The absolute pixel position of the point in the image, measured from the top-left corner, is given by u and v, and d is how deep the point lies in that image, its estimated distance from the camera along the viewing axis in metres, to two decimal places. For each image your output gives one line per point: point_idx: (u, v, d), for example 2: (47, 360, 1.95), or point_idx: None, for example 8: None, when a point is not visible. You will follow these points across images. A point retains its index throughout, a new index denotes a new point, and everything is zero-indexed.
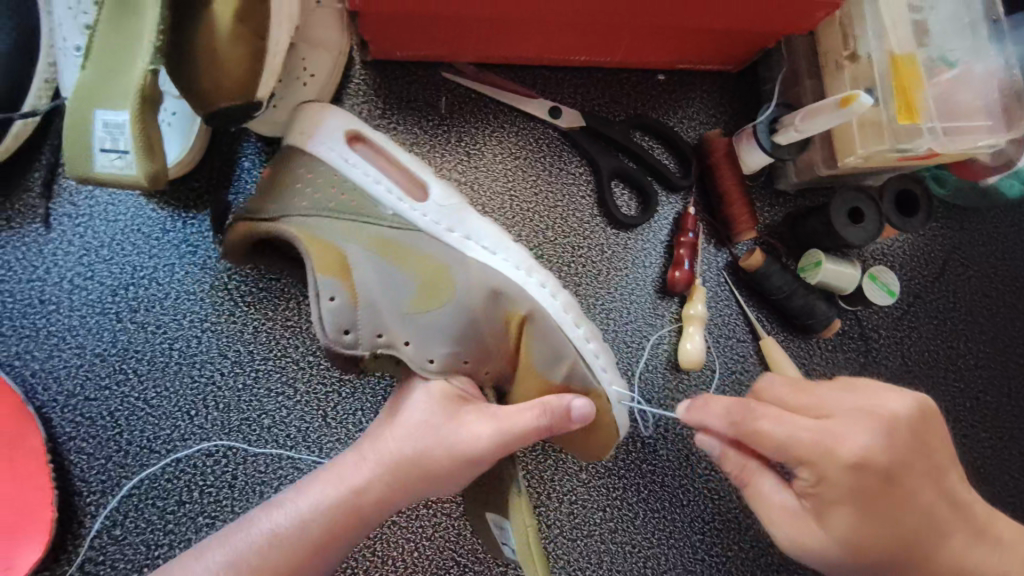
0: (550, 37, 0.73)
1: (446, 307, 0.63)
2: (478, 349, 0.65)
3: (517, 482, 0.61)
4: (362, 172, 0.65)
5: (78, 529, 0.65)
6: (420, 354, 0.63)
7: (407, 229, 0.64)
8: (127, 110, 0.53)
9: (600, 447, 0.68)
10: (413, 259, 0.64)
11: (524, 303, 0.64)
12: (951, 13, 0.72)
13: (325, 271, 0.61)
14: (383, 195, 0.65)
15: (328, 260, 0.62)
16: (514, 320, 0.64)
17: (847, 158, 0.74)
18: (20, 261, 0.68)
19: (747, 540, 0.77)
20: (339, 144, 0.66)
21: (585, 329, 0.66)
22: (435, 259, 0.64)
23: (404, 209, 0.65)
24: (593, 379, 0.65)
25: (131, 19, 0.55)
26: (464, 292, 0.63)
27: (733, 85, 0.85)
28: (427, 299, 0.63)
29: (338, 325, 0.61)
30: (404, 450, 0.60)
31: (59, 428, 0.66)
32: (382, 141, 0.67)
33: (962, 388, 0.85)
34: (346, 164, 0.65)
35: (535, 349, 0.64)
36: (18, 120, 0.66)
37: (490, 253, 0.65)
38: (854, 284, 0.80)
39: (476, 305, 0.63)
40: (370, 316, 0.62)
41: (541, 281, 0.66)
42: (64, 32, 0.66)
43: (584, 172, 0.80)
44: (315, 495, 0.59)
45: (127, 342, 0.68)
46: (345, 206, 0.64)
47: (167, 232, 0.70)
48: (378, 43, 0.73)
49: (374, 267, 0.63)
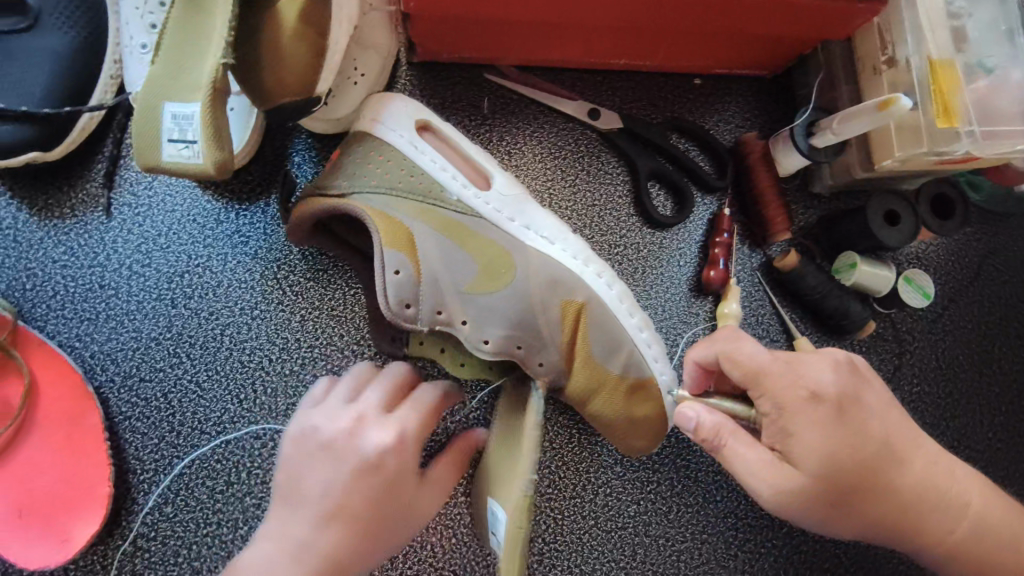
0: (592, 42, 0.76)
1: (509, 290, 0.65)
2: (533, 336, 0.66)
3: (526, 484, 0.54)
4: (430, 159, 0.68)
5: (131, 505, 0.67)
6: (476, 334, 0.66)
7: (470, 215, 0.66)
8: (197, 102, 0.56)
9: (646, 441, 0.70)
10: (476, 243, 0.66)
11: (582, 293, 0.66)
12: (988, 19, 0.73)
13: (391, 245, 0.63)
14: (450, 180, 0.67)
15: (396, 233, 0.63)
16: (572, 310, 0.66)
17: (885, 161, 0.75)
18: (82, 247, 0.71)
19: (780, 536, 0.78)
20: (409, 130, 0.68)
21: (639, 318, 0.68)
22: (498, 244, 0.66)
23: (468, 196, 0.67)
24: (646, 369, 0.68)
25: (201, 20, 0.58)
26: (524, 279, 0.65)
27: (768, 89, 0.86)
28: (487, 282, 0.65)
29: (402, 297, 0.63)
30: (307, 542, 0.54)
31: (116, 408, 0.69)
32: (449, 131, 0.70)
33: (998, 393, 0.85)
34: (415, 150, 0.68)
35: (593, 339, 0.67)
36: (86, 113, 0.69)
37: (548, 241, 0.67)
38: (889, 286, 0.80)
39: (535, 291, 0.66)
40: (432, 292, 0.65)
41: (598, 271, 0.68)
42: (131, 32, 0.69)
43: (621, 172, 0.82)
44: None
45: (181, 328, 0.71)
46: (413, 186, 0.66)
47: (221, 223, 0.73)
48: (425, 45, 0.75)
49: (439, 247, 0.65)
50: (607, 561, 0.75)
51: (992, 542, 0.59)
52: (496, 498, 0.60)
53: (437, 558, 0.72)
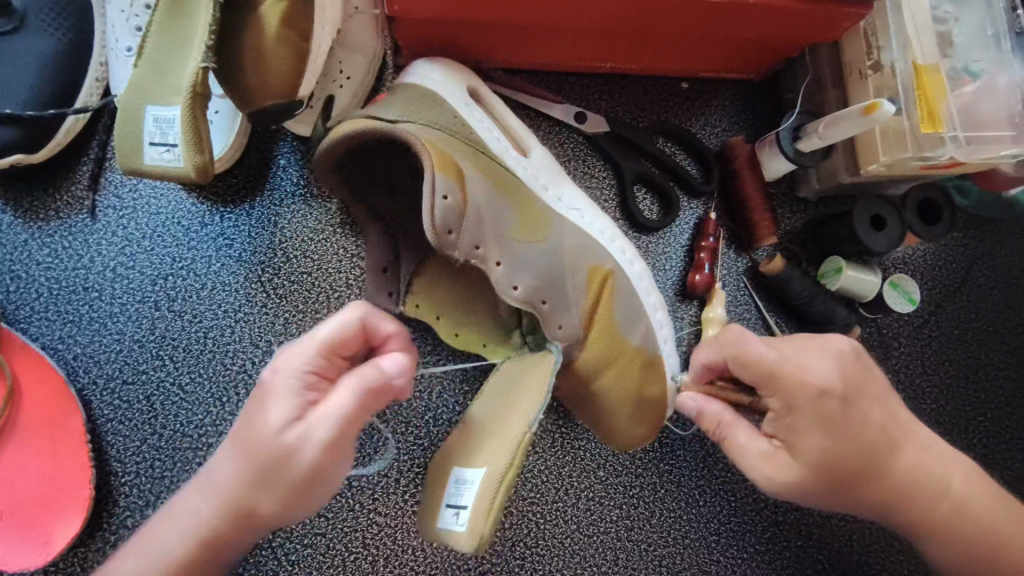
0: (578, 45, 0.76)
1: (548, 244, 0.67)
2: (558, 293, 0.66)
3: (533, 415, 0.58)
4: (479, 122, 0.69)
5: (112, 508, 0.67)
6: (507, 280, 0.64)
7: (513, 172, 0.68)
8: (176, 106, 0.56)
9: (646, 428, 0.70)
10: (521, 198, 0.67)
11: (608, 262, 0.69)
12: (975, 24, 0.73)
13: (445, 171, 0.59)
14: (495, 141, 0.69)
15: (447, 162, 0.60)
16: (597, 276, 0.69)
17: (869, 166, 0.75)
18: (66, 249, 0.71)
19: (763, 541, 0.78)
20: (463, 93, 0.70)
21: (654, 297, 0.72)
22: (540, 205, 0.69)
23: (511, 159, 0.69)
24: (657, 348, 0.70)
25: (183, 23, 0.59)
26: (561, 238, 0.68)
27: (755, 93, 0.86)
28: (526, 233, 0.66)
29: (445, 226, 0.59)
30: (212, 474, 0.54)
31: (98, 411, 0.69)
32: (497, 106, 0.73)
33: (983, 398, 0.84)
34: (466, 109, 0.69)
35: (616, 308, 0.69)
36: (71, 116, 0.69)
37: (581, 210, 0.71)
38: (876, 290, 0.80)
39: (567, 255, 0.68)
40: (473, 229, 0.61)
41: (622, 247, 0.72)
42: (117, 34, 0.71)
43: (607, 176, 0.82)
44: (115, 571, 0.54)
45: (164, 330, 0.71)
46: (464, 137, 0.67)
47: (205, 225, 0.73)
48: (410, 47, 0.75)
49: (485, 191, 0.64)
50: (589, 565, 0.75)
51: (976, 552, 0.59)
52: (465, 464, 0.58)
53: (418, 560, 0.72)
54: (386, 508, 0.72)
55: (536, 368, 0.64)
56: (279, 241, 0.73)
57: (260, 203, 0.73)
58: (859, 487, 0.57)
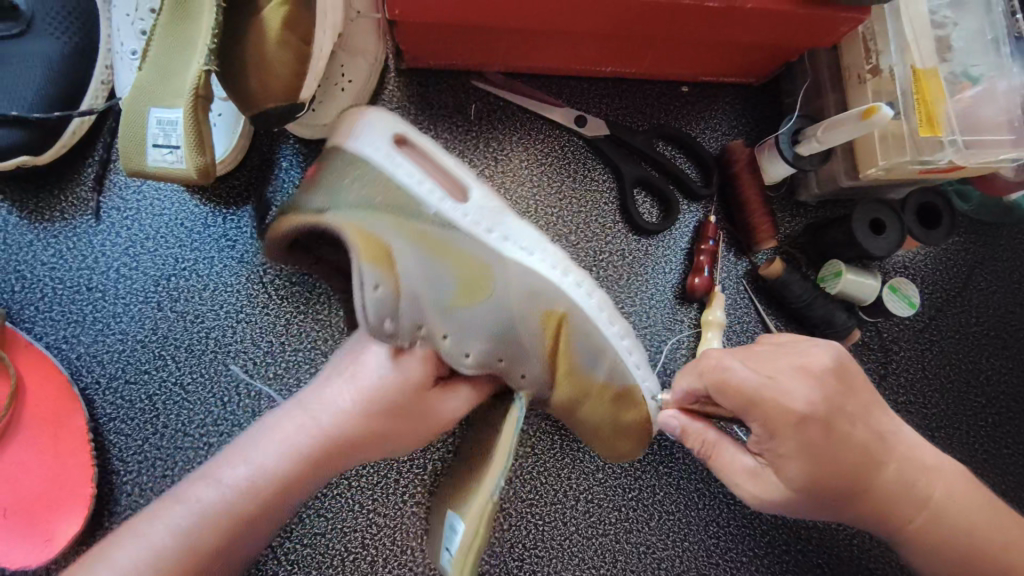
0: (578, 49, 0.76)
1: (494, 304, 0.62)
2: (515, 349, 0.62)
3: (494, 488, 0.56)
4: (406, 172, 0.63)
5: (114, 506, 0.68)
6: (457, 349, 0.61)
7: (448, 227, 0.62)
8: (179, 108, 0.57)
9: (631, 441, 0.70)
10: (458, 258, 0.62)
11: (563, 302, 0.64)
12: (974, 28, 0.73)
13: (371, 261, 0.57)
14: (427, 194, 0.62)
15: (374, 249, 0.57)
16: (553, 320, 0.64)
17: (869, 170, 0.75)
18: (71, 250, 0.72)
19: (762, 545, 0.78)
20: (387, 143, 0.63)
21: (619, 326, 0.68)
22: (479, 257, 0.63)
23: (445, 209, 0.63)
24: (629, 377, 0.67)
25: (186, 28, 0.59)
26: (506, 290, 0.62)
27: (755, 97, 0.87)
28: (469, 297, 0.61)
29: (382, 315, 0.58)
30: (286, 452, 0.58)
31: (101, 409, 0.70)
32: (427, 144, 0.64)
33: (984, 403, 0.84)
34: (391, 166, 0.62)
35: (577, 352, 0.65)
36: (76, 118, 0.70)
37: (527, 252, 0.65)
38: (874, 295, 0.80)
39: (518, 308, 0.62)
40: (413, 309, 0.59)
41: (577, 280, 0.67)
42: (122, 37, 0.72)
43: (607, 179, 0.82)
44: (168, 520, 0.54)
45: (167, 330, 0.71)
46: (391, 201, 0.61)
47: (208, 227, 0.73)
48: (411, 51, 0.75)
49: (419, 262, 0.60)
50: (587, 568, 0.75)
51: (976, 559, 0.58)
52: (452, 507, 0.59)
53: (417, 561, 0.72)
54: (385, 509, 0.73)
55: (503, 417, 0.62)
56: None
57: (262, 205, 0.74)
58: (854, 500, 0.57)
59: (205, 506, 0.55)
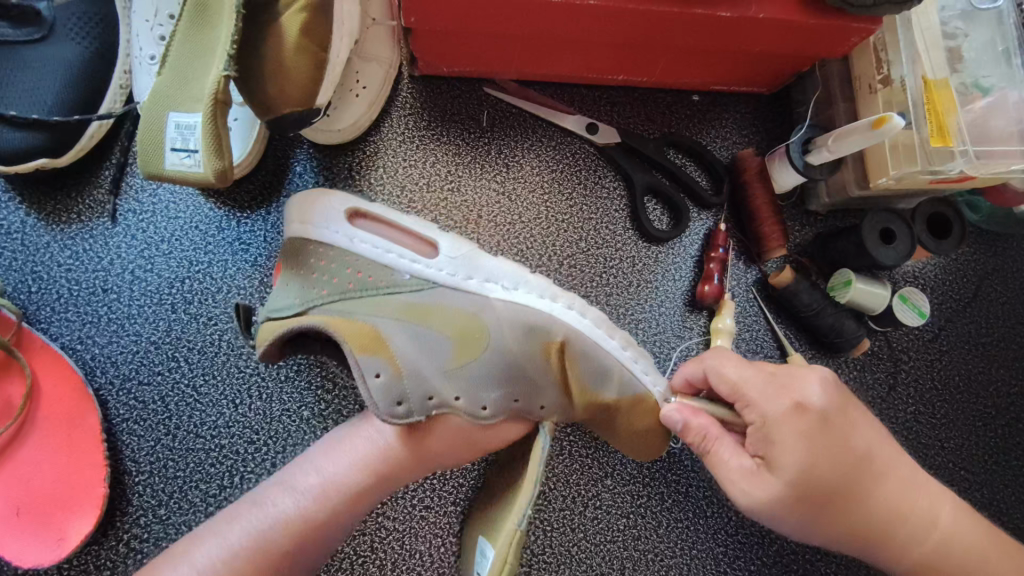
0: (591, 57, 0.77)
1: (490, 353, 0.65)
2: (527, 384, 0.66)
3: (518, 520, 0.58)
4: (369, 246, 0.66)
5: (125, 507, 0.68)
6: (473, 403, 0.65)
7: (426, 288, 0.66)
8: (198, 112, 0.57)
9: (661, 442, 0.69)
10: (442, 318, 0.66)
11: (557, 330, 0.66)
12: (985, 39, 0.73)
13: (363, 351, 0.62)
14: (397, 261, 0.66)
15: (363, 339, 0.62)
16: (552, 348, 0.66)
17: (879, 180, 0.76)
18: (88, 252, 0.72)
19: (770, 555, 0.78)
20: (341, 225, 0.66)
21: (619, 338, 0.68)
22: (462, 312, 0.66)
23: (419, 269, 0.66)
24: (638, 385, 0.67)
25: (205, 34, 0.60)
26: (499, 336, 0.65)
27: (766, 106, 0.87)
28: (464, 354, 0.65)
29: (391, 398, 0.62)
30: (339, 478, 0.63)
31: (114, 410, 0.70)
32: (380, 210, 0.68)
33: (994, 414, 0.84)
34: (353, 243, 0.66)
35: (581, 370, 0.66)
36: (94, 122, 0.71)
37: (510, 290, 0.67)
38: (884, 304, 0.80)
39: (513, 346, 0.65)
40: (417, 383, 0.64)
41: (567, 302, 0.68)
42: (141, 43, 0.73)
43: (618, 187, 0.83)
44: (246, 522, 0.60)
45: (180, 332, 0.72)
46: (362, 283, 0.65)
47: (223, 230, 0.74)
48: (425, 58, 0.76)
49: (406, 332, 0.65)
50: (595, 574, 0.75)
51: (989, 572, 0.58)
52: (487, 538, 0.62)
53: (426, 565, 0.73)
54: (395, 513, 0.73)
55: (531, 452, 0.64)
56: None
57: (276, 209, 0.75)
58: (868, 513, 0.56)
59: (279, 513, 0.60)
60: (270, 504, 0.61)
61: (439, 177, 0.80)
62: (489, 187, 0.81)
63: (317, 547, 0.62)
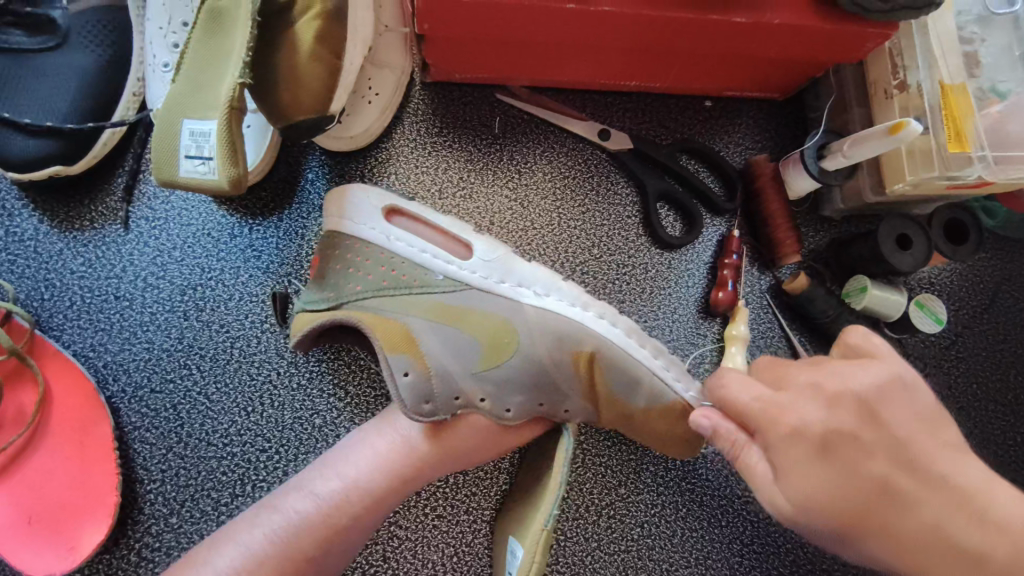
0: (604, 62, 0.76)
1: (518, 359, 0.65)
2: (552, 391, 0.66)
3: (546, 520, 0.60)
4: (405, 244, 0.68)
5: (137, 515, 0.68)
6: (497, 406, 0.65)
7: (459, 290, 0.66)
8: (213, 119, 0.57)
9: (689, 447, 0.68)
10: (474, 320, 0.65)
11: (589, 341, 0.66)
12: (1003, 44, 0.72)
13: (393, 348, 0.62)
14: (431, 261, 0.67)
15: (393, 335, 0.63)
16: (583, 359, 0.66)
17: (896, 186, 0.75)
18: (100, 259, 0.72)
19: (786, 564, 0.77)
20: (378, 222, 0.68)
21: (650, 347, 0.67)
22: (494, 315, 0.66)
23: (453, 271, 0.67)
24: (668, 392, 0.66)
25: (220, 41, 0.60)
26: (530, 343, 0.65)
27: (779, 112, 0.87)
28: (495, 356, 0.65)
29: (418, 396, 0.62)
30: (362, 481, 0.62)
31: (126, 418, 0.70)
32: (417, 209, 0.69)
33: (1013, 422, 0.83)
34: (388, 240, 0.67)
35: (611, 381, 0.66)
36: (108, 129, 0.71)
37: (542, 297, 0.67)
38: (899, 310, 0.78)
39: (544, 353, 0.65)
40: (445, 383, 0.64)
41: (598, 312, 0.68)
42: (154, 50, 0.72)
43: (630, 192, 0.82)
44: (266, 527, 0.59)
45: (192, 339, 0.72)
46: (397, 281, 0.66)
47: (234, 237, 0.74)
48: (438, 65, 0.76)
49: (438, 334, 0.65)
50: None
51: None
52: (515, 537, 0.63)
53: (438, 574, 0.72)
54: (407, 521, 0.72)
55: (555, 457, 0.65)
56: (306, 252, 0.74)
57: (288, 216, 0.75)
58: None
59: (297, 514, 0.60)
60: (289, 505, 0.60)
61: (451, 183, 0.79)
62: (502, 194, 0.80)
63: (340, 547, 0.61)
